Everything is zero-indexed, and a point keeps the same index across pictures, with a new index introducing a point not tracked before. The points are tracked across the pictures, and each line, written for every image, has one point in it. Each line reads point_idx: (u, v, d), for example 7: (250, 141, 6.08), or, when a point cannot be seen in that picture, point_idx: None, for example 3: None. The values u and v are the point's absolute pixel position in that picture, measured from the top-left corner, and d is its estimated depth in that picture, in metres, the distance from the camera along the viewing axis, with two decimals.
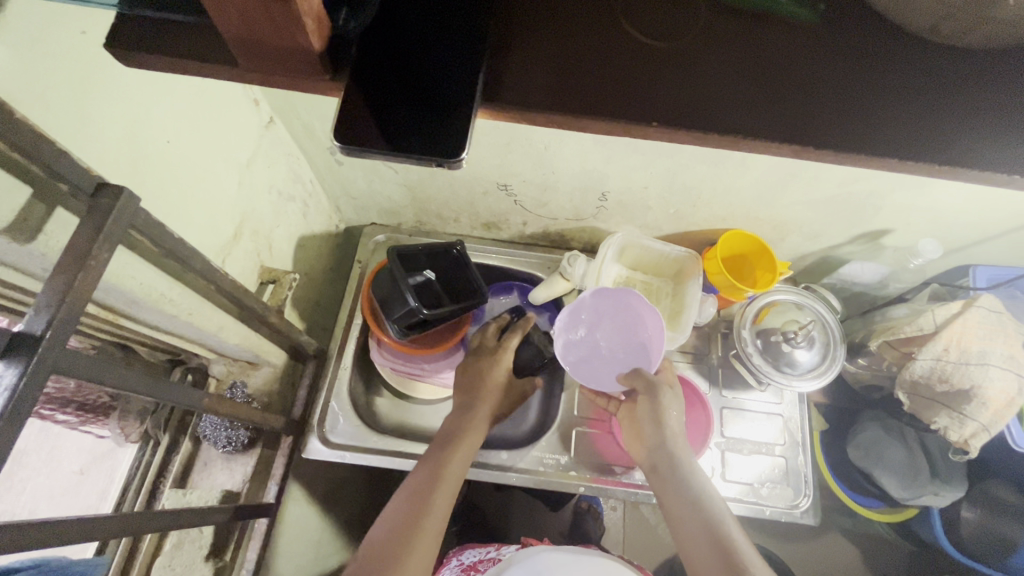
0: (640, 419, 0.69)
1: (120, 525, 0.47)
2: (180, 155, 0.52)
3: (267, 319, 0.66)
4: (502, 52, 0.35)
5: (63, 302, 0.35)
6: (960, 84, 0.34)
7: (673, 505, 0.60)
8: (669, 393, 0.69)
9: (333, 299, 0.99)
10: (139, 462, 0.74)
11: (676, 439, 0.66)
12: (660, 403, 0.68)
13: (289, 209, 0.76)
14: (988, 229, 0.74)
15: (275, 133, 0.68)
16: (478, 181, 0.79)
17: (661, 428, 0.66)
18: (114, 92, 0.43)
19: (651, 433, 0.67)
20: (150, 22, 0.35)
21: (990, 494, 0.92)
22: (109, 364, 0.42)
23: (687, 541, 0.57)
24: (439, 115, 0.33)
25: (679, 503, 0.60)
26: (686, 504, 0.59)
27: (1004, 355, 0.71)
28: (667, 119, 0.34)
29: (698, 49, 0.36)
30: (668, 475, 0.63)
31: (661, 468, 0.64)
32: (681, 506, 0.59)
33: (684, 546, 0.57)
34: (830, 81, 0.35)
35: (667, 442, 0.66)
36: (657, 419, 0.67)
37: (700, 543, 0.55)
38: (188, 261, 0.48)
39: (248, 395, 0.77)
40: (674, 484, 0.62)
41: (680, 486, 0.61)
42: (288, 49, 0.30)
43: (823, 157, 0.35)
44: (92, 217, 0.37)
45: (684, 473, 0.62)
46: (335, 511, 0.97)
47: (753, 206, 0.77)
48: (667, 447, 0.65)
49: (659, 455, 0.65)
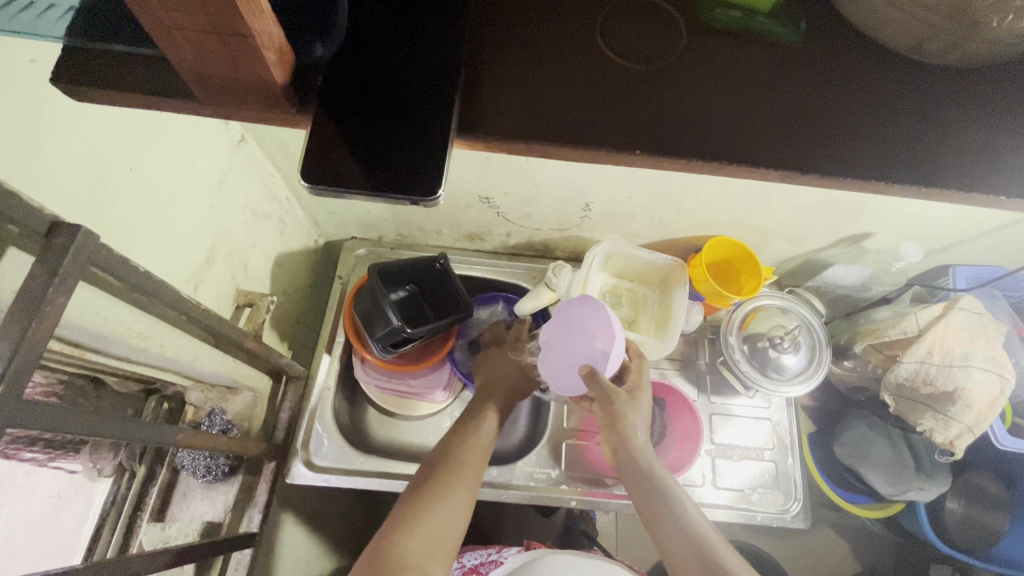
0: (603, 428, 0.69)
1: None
2: (147, 183, 0.50)
3: (245, 345, 0.64)
4: (479, 78, 0.34)
5: (16, 354, 0.33)
6: (944, 104, 0.34)
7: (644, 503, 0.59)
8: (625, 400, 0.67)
9: (314, 315, 0.96)
10: (115, 496, 0.68)
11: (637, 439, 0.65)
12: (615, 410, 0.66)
13: (265, 228, 0.74)
14: (967, 230, 0.75)
15: (246, 151, 0.65)
16: (460, 194, 0.78)
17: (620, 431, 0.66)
18: (69, 122, 0.41)
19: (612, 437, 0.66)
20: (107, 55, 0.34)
21: (971, 486, 0.94)
22: (72, 410, 0.40)
23: (659, 534, 0.56)
24: (416, 148, 0.32)
25: (648, 499, 0.59)
26: (654, 498, 0.59)
27: (985, 356, 0.72)
28: (651, 146, 0.33)
29: (682, 71, 0.35)
30: (634, 472, 0.62)
31: (626, 467, 0.63)
32: (651, 500, 0.59)
33: (658, 540, 0.56)
34: (814, 103, 0.34)
35: (629, 441, 0.65)
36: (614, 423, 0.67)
37: (673, 538, 0.55)
38: (156, 294, 0.46)
39: (227, 422, 0.73)
40: (639, 480, 0.61)
41: (646, 482, 0.60)
42: (249, 82, 0.29)
43: (810, 180, 0.34)
44: (46, 258, 0.35)
45: (647, 469, 0.61)
46: (323, 532, 0.94)
47: (737, 212, 0.76)
48: (627, 445, 0.64)
49: (620, 455, 0.64)
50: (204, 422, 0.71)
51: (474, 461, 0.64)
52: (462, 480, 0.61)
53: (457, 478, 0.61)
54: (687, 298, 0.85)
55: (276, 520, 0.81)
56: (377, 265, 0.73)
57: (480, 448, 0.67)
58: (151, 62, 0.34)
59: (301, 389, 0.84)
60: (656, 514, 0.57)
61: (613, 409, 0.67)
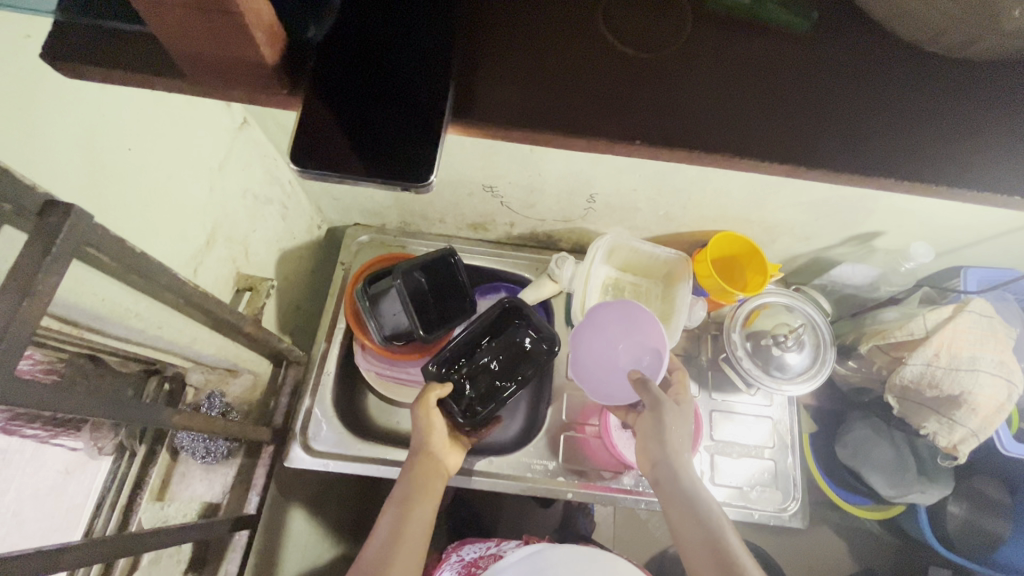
0: (646, 435, 0.67)
1: (86, 553, 0.45)
2: (146, 164, 0.50)
3: (244, 329, 0.64)
4: (474, 62, 0.33)
5: (6, 332, 0.33)
6: (961, 100, 0.33)
7: (680, 523, 0.57)
8: (674, 411, 0.66)
9: (316, 301, 0.96)
10: (114, 475, 0.69)
11: (680, 455, 0.63)
12: (662, 418, 0.65)
13: (266, 212, 0.73)
14: (980, 231, 0.73)
15: (248, 135, 0.65)
16: (464, 182, 0.77)
17: (664, 445, 0.64)
18: (65, 96, 0.40)
19: (655, 447, 0.65)
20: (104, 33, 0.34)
21: (976, 489, 0.93)
22: (67, 389, 0.40)
23: (689, 553, 0.54)
24: (411, 135, 0.31)
25: (682, 515, 0.57)
26: (688, 513, 0.57)
27: (994, 361, 0.70)
28: (650, 137, 0.32)
29: (685, 63, 0.34)
30: (672, 490, 0.60)
31: (666, 484, 0.61)
32: (685, 520, 0.57)
33: (688, 560, 0.54)
34: (822, 96, 0.33)
35: (671, 456, 0.63)
36: (658, 435, 0.65)
37: (702, 561, 0.52)
38: (153, 276, 0.46)
39: (226, 405, 0.75)
40: (675, 498, 0.59)
41: (681, 498, 0.58)
42: (239, 63, 0.28)
43: (815, 176, 0.33)
44: (38, 237, 0.35)
45: (686, 486, 0.60)
46: (322, 516, 0.95)
47: (746, 207, 0.75)
48: (670, 462, 0.62)
49: (662, 471, 0.63)
50: (204, 405, 0.73)
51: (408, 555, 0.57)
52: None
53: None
54: (690, 293, 0.84)
55: (276, 502, 0.82)
56: (404, 265, 0.75)
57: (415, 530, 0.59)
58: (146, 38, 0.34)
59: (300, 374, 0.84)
60: (683, 527, 0.56)
61: (660, 416, 0.65)
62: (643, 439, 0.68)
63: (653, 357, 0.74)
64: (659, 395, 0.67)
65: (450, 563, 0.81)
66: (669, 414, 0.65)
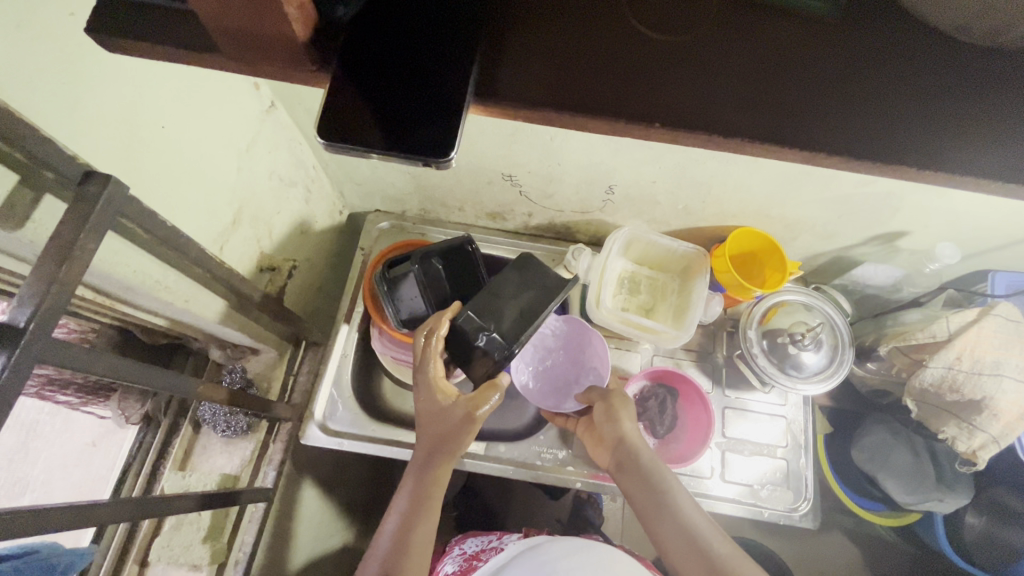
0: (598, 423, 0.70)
1: (114, 511, 0.48)
2: (180, 140, 0.52)
3: (266, 307, 0.65)
4: (496, 45, 0.34)
5: (47, 295, 0.35)
6: (991, 90, 0.32)
7: (644, 503, 0.61)
8: (623, 395, 0.70)
9: (335, 285, 0.98)
10: (141, 443, 0.77)
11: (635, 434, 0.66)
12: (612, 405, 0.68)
13: (291, 194, 0.75)
14: (1011, 233, 0.71)
15: (276, 118, 0.66)
16: (483, 170, 0.78)
17: (618, 427, 0.67)
18: (108, 73, 0.42)
19: (610, 433, 0.68)
20: (125, 6, 0.33)
21: (993, 500, 0.87)
22: (101, 354, 0.41)
23: (661, 535, 0.58)
24: (435, 116, 0.33)
25: (647, 498, 0.61)
26: (655, 499, 0.60)
27: (1019, 366, 0.68)
28: (670, 121, 0.32)
29: (708, 48, 0.34)
30: (634, 472, 0.63)
31: (626, 466, 0.64)
32: (651, 504, 0.60)
33: (660, 542, 0.58)
34: (844, 83, 0.33)
35: (627, 437, 0.66)
36: (613, 417, 0.68)
37: (681, 550, 0.56)
38: (181, 249, 0.48)
39: (246, 379, 0.78)
40: (636, 480, 0.63)
41: (644, 481, 0.61)
42: (271, 38, 0.29)
43: (836, 163, 0.33)
44: (79, 205, 0.37)
45: (645, 468, 0.63)
46: (334, 496, 0.97)
47: (767, 202, 0.74)
48: (626, 443, 0.65)
49: (620, 453, 0.65)
50: (225, 377, 0.76)
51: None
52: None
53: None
54: (707, 288, 0.83)
55: (291, 480, 0.83)
56: (423, 251, 0.77)
57: (418, 559, 0.59)
58: (163, 12, 0.33)
59: (319, 355, 0.87)
60: (647, 505, 0.60)
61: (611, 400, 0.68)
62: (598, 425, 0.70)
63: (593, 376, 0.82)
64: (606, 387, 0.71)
65: (455, 557, 0.82)
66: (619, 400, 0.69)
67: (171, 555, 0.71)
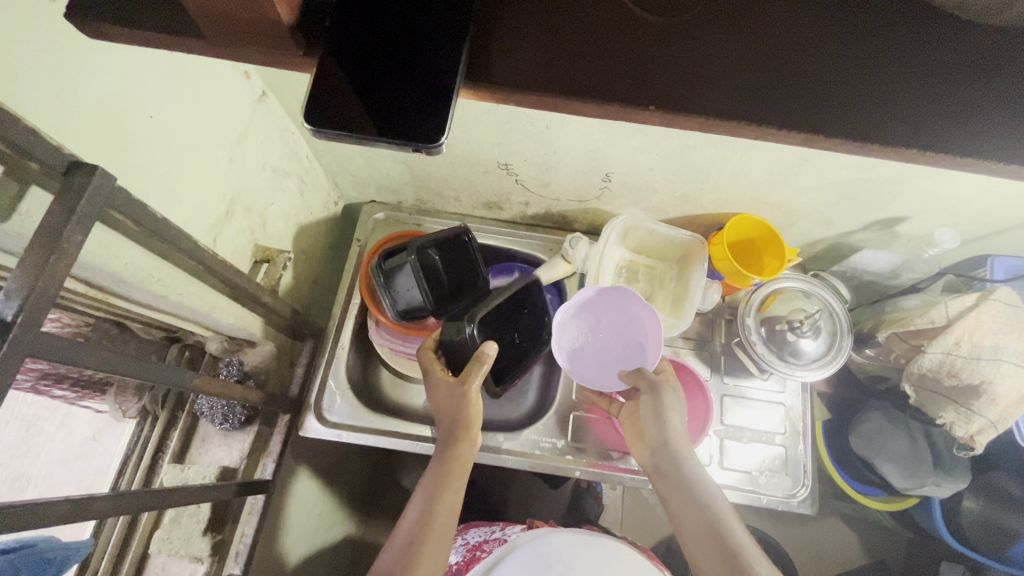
0: (643, 419, 0.68)
1: (111, 504, 0.48)
2: (169, 130, 0.51)
3: (261, 299, 0.65)
4: (487, 30, 0.33)
5: (34, 288, 0.34)
6: (995, 69, 0.32)
7: (684, 513, 0.60)
8: (673, 394, 0.67)
9: (331, 277, 0.98)
10: (140, 436, 0.77)
11: (679, 439, 0.65)
12: (662, 402, 0.66)
13: (285, 185, 0.74)
14: (1009, 218, 0.71)
15: (267, 107, 0.65)
16: (479, 159, 0.77)
17: (664, 429, 0.65)
18: (94, 63, 0.42)
19: (654, 433, 0.66)
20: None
21: (991, 485, 0.88)
22: (92, 347, 0.41)
23: (699, 551, 0.57)
24: (425, 102, 0.32)
25: (686, 506, 0.60)
26: (700, 514, 0.59)
27: (1018, 351, 0.68)
28: (664, 103, 0.32)
29: (705, 25, 0.33)
30: (675, 481, 0.62)
31: (668, 470, 0.63)
32: (693, 517, 0.59)
33: (697, 558, 0.57)
34: (843, 64, 0.32)
35: (670, 443, 0.65)
36: (659, 418, 0.66)
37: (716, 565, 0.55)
38: (172, 241, 0.47)
39: (244, 372, 0.77)
40: (678, 488, 0.62)
41: (686, 492, 0.60)
42: (254, 22, 0.28)
43: (835, 146, 0.32)
44: (64, 196, 0.36)
45: (689, 478, 0.62)
46: (333, 487, 0.97)
47: (765, 188, 0.73)
48: (671, 448, 0.64)
49: (663, 456, 0.64)
50: (222, 370, 0.76)
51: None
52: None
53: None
54: (705, 277, 0.83)
55: (290, 471, 0.83)
56: (418, 242, 0.75)
57: (432, 549, 0.59)
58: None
59: (315, 347, 0.86)
60: (688, 517, 0.59)
61: (660, 399, 0.66)
62: (639, 422, 0.68)
63: (635, 350, 0.75)
64: (656, 379, 0.67)
65: (456, 548, 0.82)
66: (668, 398, 0.66)
67: (171, 547, 0.72)
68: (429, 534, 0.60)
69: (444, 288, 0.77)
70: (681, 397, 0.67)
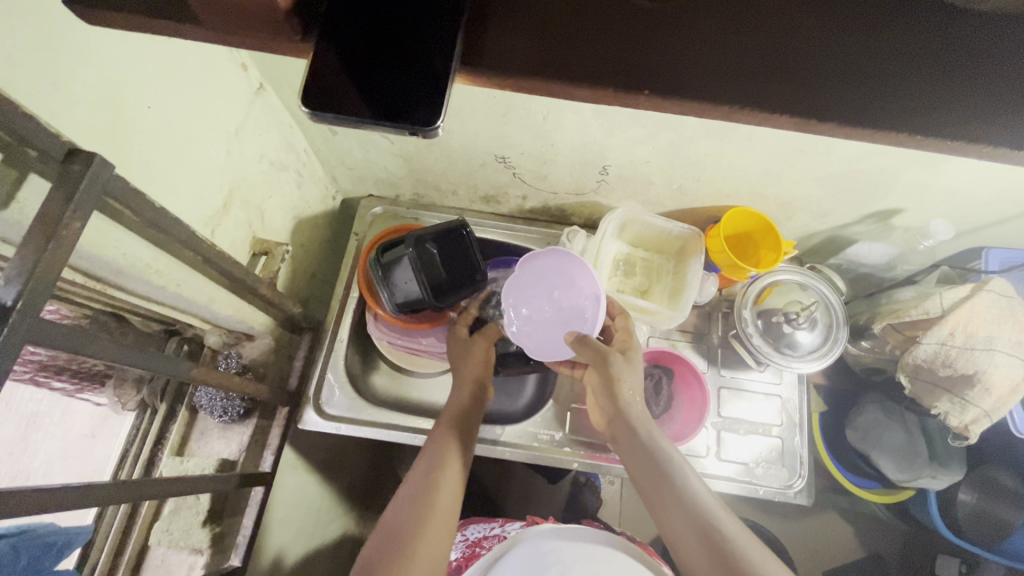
0: (597, 391, 0.68)
1: (110, 493, 0.48)
2: (166, 120, 0.51)
3: (259, 291, 0.65)
4: (481, 16, 0.33)
5: (33, 273, 0.34)
6: (987, 53, 0.32)
7: (641, 477, 0.58)
8: (620, 359, 0.67)
9: (329, 271, 0.98)
10: (139, 429, 0.77)
11: (631, 402, 0.64)
12: (610, 370, 0.66)
13: (282, 178, 0.74)
14: (1004, 210, 0.71)
15: (264, 99, 0.66)
16: (476, 152, 0.77)
17: (615, 398, 0.65)
18: (90, 52, 0.42)
19: (607, 404, 0.66)
20: None
21: (986, 476, 0.88)
22: (91, 335, 0.41)
23: (659, 513, 0.55)
24: (422, 88, 0.33)
25: (644, 471, 0.58)
26: (656, 474, 0.57)
27: (1012, 342, 0.69)
28: (657, 90, 0.32)
29: (702, 10, 0.33)
30: (630, 444, 0.61)
31: (624, 439, 0.62)
32: (651, 479, 0.57)
33: (660, 522, 0.54)
34: (838, 49, 0.32)
35: (622, 407, 0.64)
36: (608, 386, 0.66)
37: (678, 523, 0.52)
38: (170, 231, 0.47)
39: (243, 364, 0.78)
40: (635, 453, 0.60)
41: (641, 455, 0.59)
42: (251, 7, 0.29)
43: (825, 130, 0.33)
44: (63, 183, 0.36)
45: (643, 441, 0.60)
46: (332, 480, 0.97)
47: (762, 181, 0.74)
48: (622, 416, 0.63)
49: (617, 427, 0.64)
50: (221, 363, 0.77)
51: (435, 534, 0.56)
52: (427, 554, 0.55)
53: (419, 556, 0.54)
54: (701, 269, 0.83)
55: (290, 464, 0.84)
56: (417, 233, 0.75)
57: (444, 504, 0.59)
58: None
59: (314, 340, 0.86)
60: (644, 479, 0.57)
61: (607, 366, 0.66)
62: (596, 396, 0.69)
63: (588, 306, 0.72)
64: (601, 349, 0.67)
65: (456, 543, 0.83)
66: (617, 365, 0.66)
67: (171, 539, 0.72)
68: (437, 493, 0.60)
69: (444, 282, 0.77)
70: (632, 362, 0.68)
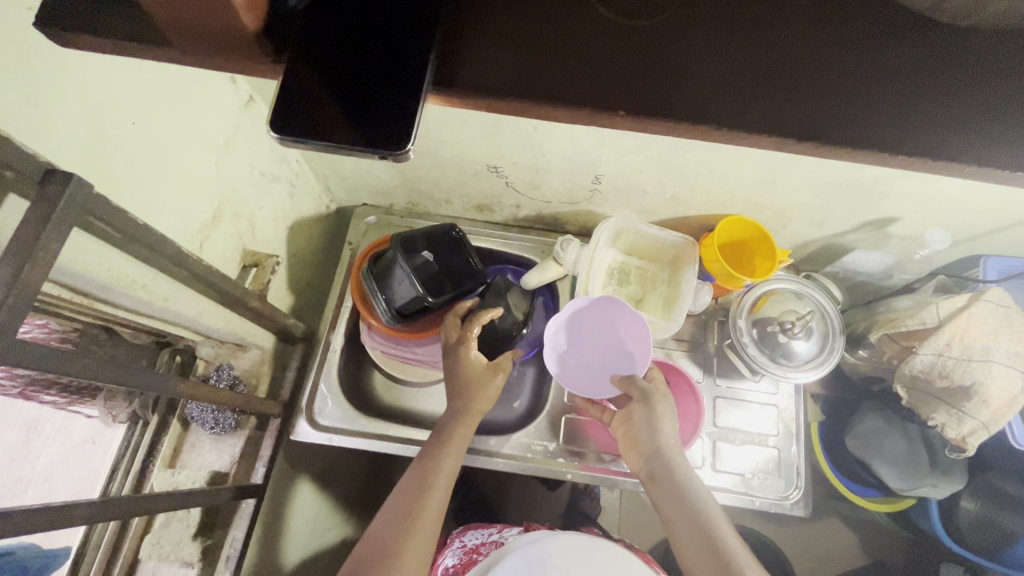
0: (635, 429, 0.68)
1: (98, 510, 0.48)
2: (152, 137, 0.51)
3: (249, 303, 0.65)
4: (456, 37, 0.33)
5: (10, 294, 0.34)
6: (970, 72, 0.31)
7: (675, 519, 0.59)
8: (665, 402, 0.66)
9: (323, 280, 0.98)
10: (129, 443, 0.76)
11: (670, 444, 0.65)
12: (654, 411, 0.65)
13: (274, 189, 0.74)
14: (1000, 218, 0.71)
15: (254, 112, 0.65)
16: (468, 162, 0.77)
17: (656, 436, 0.65)
18: (69, 72, 0.41)
19: (646, 440, 0.66)
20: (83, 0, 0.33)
21: (989, 485, 0.87)
22: (74, 353, 0.41)
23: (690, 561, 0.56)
24: (394, 108, 0.33)
25: (681, 516, 0.59)
26: (691, 523, 0.58)
27: (1009, 352, 0.68)
28: (637, 110, 0.32)
29: (680, 29, 0.33)
30: (667, 487, 0.62)
31: (661, 477, 0.63)
32: (685, 527, 0.58)
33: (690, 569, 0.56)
34: (817, 68, 0.32)
35: (662, 449, 0.64)
36: (652, 426, 0.65)
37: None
38: (155, 246, 0.47)
39: (234, 377, 0.78)
40: (672, 496, 0.61)
41: (678, 500, 0.60)
42: (220, 29, 0.29)
43: (807, 150, 0.32)
44: (41, 203, 0.36)
45: (683, 485, 0.61)
46: (328, 490, 0.97)
47: (755, 190, 0.73)
48: (663, 454, 0.64)
49: (656, 463, 0.64)
50: (212, 376, 0.76)
51: (423, 534, 0.58)
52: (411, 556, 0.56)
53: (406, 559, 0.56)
54: (695, 278, 0.82)
55: (283, 474, 0.84)
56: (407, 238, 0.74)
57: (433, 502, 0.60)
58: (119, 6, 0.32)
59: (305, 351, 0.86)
60: (679, 525, 0.59)
61: (650, 405, 0.66)
62: (633, 431, 0.68)
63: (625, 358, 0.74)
64: (648, 388, 0.67)
65: (452, 550, 0.82)
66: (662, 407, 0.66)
67: (162, 552, 0.72)
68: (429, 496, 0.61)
69: (440, 282, 0.75)
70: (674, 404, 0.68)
